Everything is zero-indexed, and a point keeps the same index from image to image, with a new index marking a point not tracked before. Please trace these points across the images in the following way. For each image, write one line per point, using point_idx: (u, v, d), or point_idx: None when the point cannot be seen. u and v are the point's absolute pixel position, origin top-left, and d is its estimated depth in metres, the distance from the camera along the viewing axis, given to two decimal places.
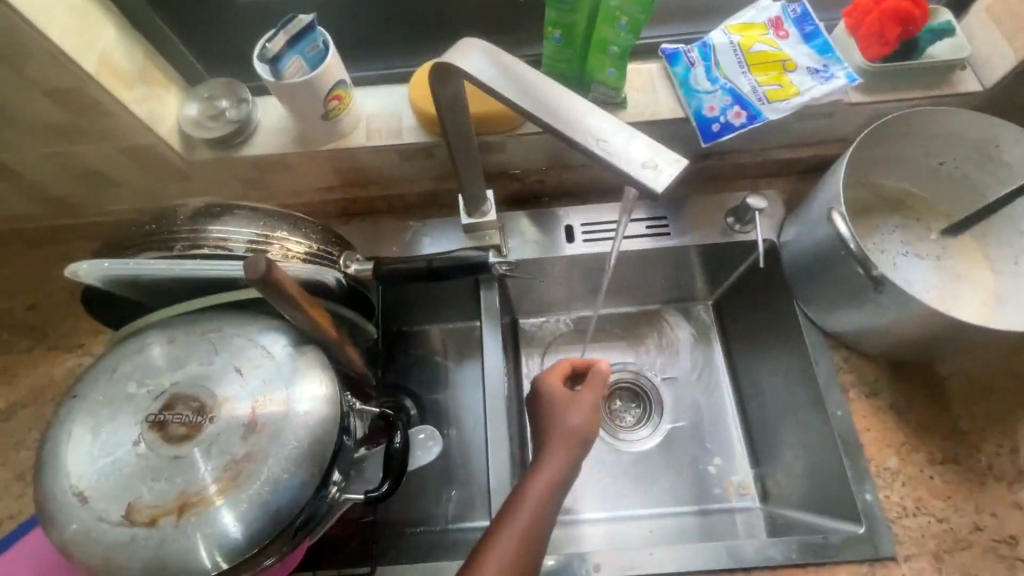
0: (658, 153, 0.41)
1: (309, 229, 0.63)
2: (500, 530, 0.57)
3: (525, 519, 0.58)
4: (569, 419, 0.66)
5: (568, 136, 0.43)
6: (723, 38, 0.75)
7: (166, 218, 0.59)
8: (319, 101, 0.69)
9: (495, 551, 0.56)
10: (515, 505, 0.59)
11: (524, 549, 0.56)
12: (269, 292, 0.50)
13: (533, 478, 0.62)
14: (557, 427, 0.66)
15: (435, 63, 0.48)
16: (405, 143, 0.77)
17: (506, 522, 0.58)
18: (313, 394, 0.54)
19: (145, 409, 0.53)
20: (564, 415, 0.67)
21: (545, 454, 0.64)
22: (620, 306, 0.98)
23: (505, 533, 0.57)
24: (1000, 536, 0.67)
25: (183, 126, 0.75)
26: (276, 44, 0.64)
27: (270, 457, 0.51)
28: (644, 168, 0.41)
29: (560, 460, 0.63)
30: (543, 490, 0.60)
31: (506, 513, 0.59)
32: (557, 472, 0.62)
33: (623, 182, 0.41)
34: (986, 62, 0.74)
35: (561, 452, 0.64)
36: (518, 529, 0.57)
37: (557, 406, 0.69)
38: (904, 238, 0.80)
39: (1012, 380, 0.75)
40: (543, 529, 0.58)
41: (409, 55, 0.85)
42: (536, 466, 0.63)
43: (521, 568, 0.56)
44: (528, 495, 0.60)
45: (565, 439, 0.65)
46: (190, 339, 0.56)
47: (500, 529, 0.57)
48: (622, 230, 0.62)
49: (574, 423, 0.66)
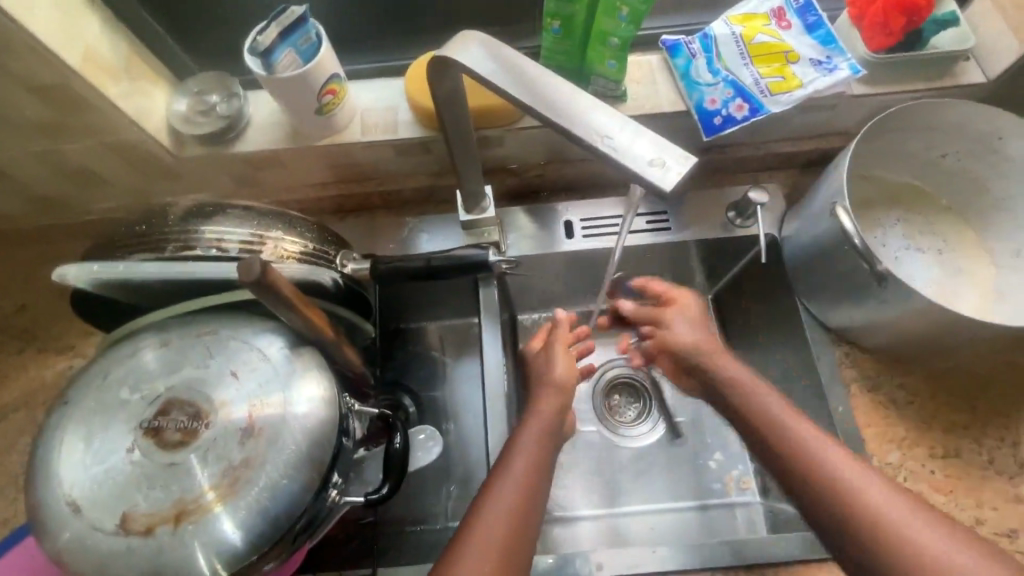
0: (665, 150, 0.40)
1: (304, 228, 0.62)
2: (499, 474, 0.60)
3: (523, 467, 0.60)
4: (553, 374, 0.71)
5: (571, 133, 0.42)
6: (724, 29, 0.74)
7: (156, 218, 0.58)
8: (312, 96, 0.67)
9: (497, 498, 0.57)
10: (510, 453, 0.62)
11: (525, 495, 0.58)
12: (264, 294, 0.49)
13: (524, 428, 0.65)
14: (544, 383, 0.70)
15: (434, 56, 0.47)
16: (401, 138, 0.76)
17: (506, 472, 0.60)
18: (311, 396, 0.53)
19: (139, 415, 0.51)
20: (550, 371, 0.71)
21: (534, 408, 0.68)
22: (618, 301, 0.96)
23: (505, 482, 0.59)
24: (1000, 530, 0.67)
25: (172, 122, 0.73)
26: (268, 37, 0.62)
27: (268, 463, 0.50)
28: (651, 165, 0.39)
29: (550, 413, 0.67)
30: (534, 437, 0.64)
31: (503, 459, 0.62)
32: (546, 421, 0.66)
33: (629, 181, 0.40)
34: (990, 53, 0.73)
35: (549, 404, 0.68)
36: (518, 475, 0.59)
37: (539, 362, 0.73)
38: (905, 231, 0.80)
39: (1013, 372, 0.74)
40: (542, 475, 0.61)
41: (404, 47, 0.83)
42: (526, 420, 0.66)
43: (525, 512, 0.57)
44: (521, 445, 0.63)
45: (556, 393, 0.69)
46: (184, 342, 0.55)
47: (498, 479, 0.59)
48: (627, 225, 0.61)
49: (558, 376, 0.70)
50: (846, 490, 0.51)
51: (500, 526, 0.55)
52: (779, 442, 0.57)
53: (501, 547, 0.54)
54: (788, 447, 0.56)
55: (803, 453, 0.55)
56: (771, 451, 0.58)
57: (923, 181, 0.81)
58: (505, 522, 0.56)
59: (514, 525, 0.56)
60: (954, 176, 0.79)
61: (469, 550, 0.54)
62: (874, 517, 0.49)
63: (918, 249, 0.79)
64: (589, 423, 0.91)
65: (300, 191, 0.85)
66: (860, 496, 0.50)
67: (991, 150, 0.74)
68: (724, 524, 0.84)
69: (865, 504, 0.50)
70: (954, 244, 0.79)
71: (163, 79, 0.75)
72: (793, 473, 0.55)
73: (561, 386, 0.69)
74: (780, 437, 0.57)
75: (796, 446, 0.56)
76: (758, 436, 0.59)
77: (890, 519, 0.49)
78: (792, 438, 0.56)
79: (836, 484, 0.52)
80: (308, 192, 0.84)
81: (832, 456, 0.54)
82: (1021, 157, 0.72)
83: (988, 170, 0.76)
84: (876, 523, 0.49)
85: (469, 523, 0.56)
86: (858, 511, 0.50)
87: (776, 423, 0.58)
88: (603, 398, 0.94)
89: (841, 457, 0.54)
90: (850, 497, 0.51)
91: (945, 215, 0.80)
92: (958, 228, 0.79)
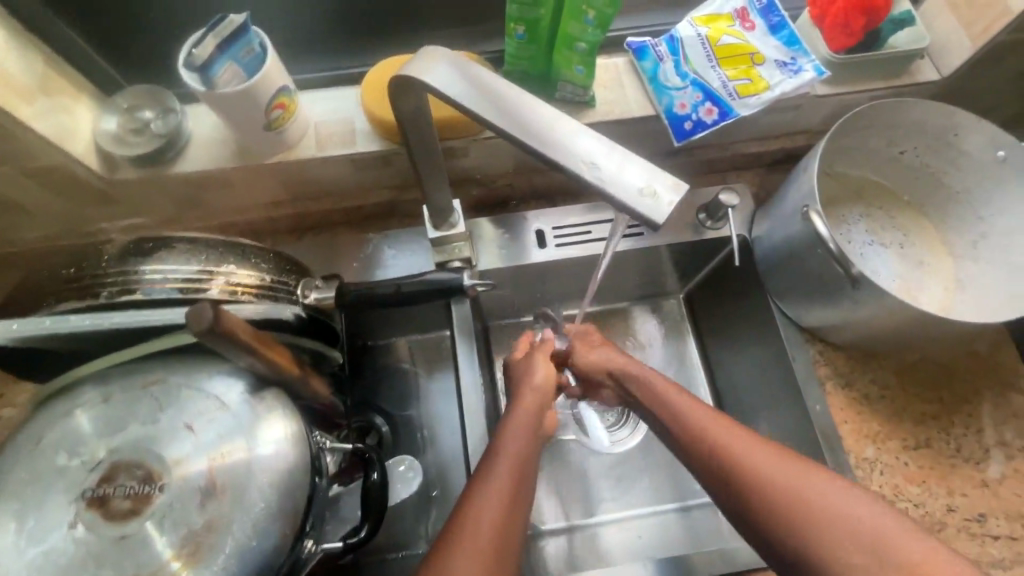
0: (655, 177, 0.38)
1: (260, 257, 0.57)
2: (481, 482, 0.55)
3: (507, 468, 0.56)
4: (530, 380, 0.68)
5: (554, 160, 0.40)
6: (690, 31, 0.73)
7: (87, 259, 0.52)
8: (261, 111, 0.62)
9: (483, 500, 0.53)
10: (492, 458, 0.58)
11: (511, 495, 0.54)
12: (218, 342, 0.44)
13: (504, 432, 0.61)
14: (524, 386, 0.68)
15: (397, 76, 0.44)
16: (360, 151, 0.71)
17: (490, 476, 0.56)
18: (278, 445, 0.49)
19: (80, 484, 0.46)
20: (527, 375, 0.69)
21: (513, 412, 0.64)
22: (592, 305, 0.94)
23: (492, 481, 0.55)
24: (970, 515, 0.70)
25: (101, 143, 0.66)
26: (206, 50, 0.56)
27: (234, 525, 0.46)
28: (642, 195, 0.38)
29: (529, 414, 0.63)
30: (518, 439, 0.60)
31: (484, 465, 0.57)
32: (527, 422, 0.62)
33: (621, 211, 0.38)
34: (944, 51, 0.74)
35: (525, 408, 0.64)
36: (502, 477, 0.55)
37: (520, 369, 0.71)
38: (869, 227, 0.81)
39: (973, 360, 0.77)
40: (526, 475, 0.57)
41: (357, 51, 0.78)
42: (505, 425, 0.62)
43: (510, 525, 0.53)
44: (503, 445, 0.59)
45: (534, 393, 0.67)
46: (129, 395, 0.49)
47: (482, 482, 0.55)
48: (614, 246, 0.57)
49: (538, 378, 0.68)
50: (765, 480, 0.49)
51: (489, 524, 0.52)
52: (698, 446, 0.54)
53: (490, 548, 0.51)
54: (704, 449, 0.53)
55: (719, 453, 0.52)
56: (693, 456, 0.55)
57: (883, 177, 0.83)
58: (494, 523, 0.52)
59: (503, 523, 0.52)
60: (912, 171, 0.81)
61: (457, 553, 0.50)
62: (796, 505, 0.47)
63: (881, 244, 0.80)
64: (570, 430, 0.89)
65: (251, 209, 0.78)
66: (779, 485, 0.48)
67: (947, 145, 0.75)
68: (706, 523, 0.85)
69: (786, 493, 0.47)
70: (914, 238, 0.81)
71: (87, 96, 0.67)
72: (715, 475, 0.52)
73: (540, 386, 0.68)
74: (698, 441, 0.54)
75: (711, 446, 0.53)
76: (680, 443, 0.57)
77: (815, 503, 0.46)
78: (707, 437, 0.54)
79: (755, 478, 0.49)
80: (261, 210, 0.79)
81: (744, 449, 0.51)
82: (975, 153, 0.74)
83: (945, 166, 0.78)
84: (800, 510, 0.46)
85: (454, 528, 0.52)
86: (782, 500, 0.47)
87: (688, 427, 0.56)
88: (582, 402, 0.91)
89: (756, 451, 0.51)
90: (768, 489, 0.48)
91: (904, 208, 0.82)
92: (917, 222, 0.81)
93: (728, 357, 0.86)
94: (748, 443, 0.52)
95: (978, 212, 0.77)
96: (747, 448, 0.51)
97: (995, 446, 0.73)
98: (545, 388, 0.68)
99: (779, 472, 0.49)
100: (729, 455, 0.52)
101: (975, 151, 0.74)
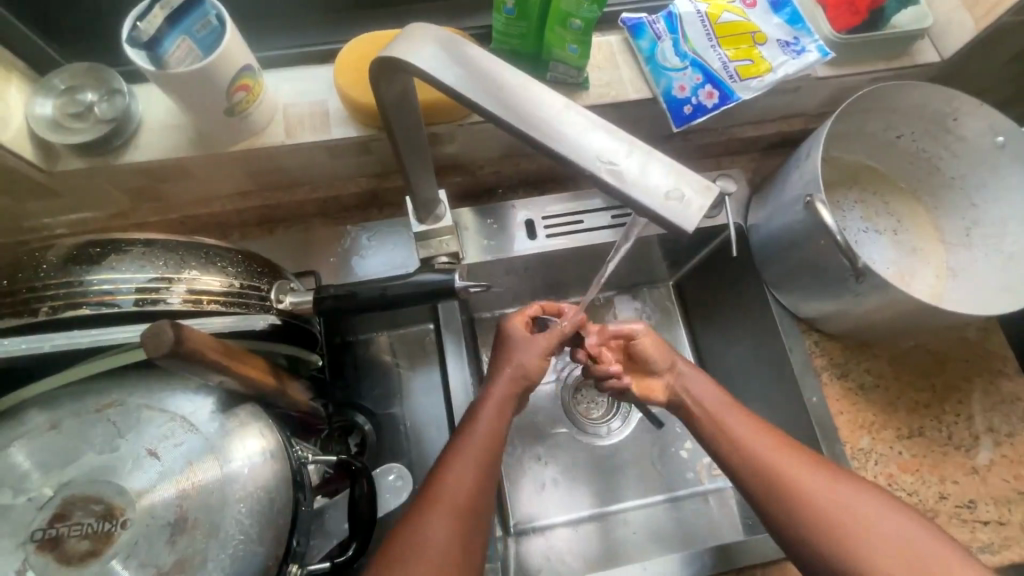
0: (683, 178, 0.35)
1: (226, 261, 0.52)
2: (454, 455, 0.55)
3: (486, 433, 0.56)
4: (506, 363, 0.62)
5: (570, 163, 0.36)
6: (690, 7, 0.69)
7: (23, 268, 0.46)
8: (221, 93, 0.55)
9: (459, 465, 0.54)
10: (467, 430, 0.57)
11: (484, 463, 0.55)
12: (182, 363, 0.39)
13: (481, 407, 0.59)
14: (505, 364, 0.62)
15: (378, 57, 0.39)
16: (334, 138, 0.65)
17: (462, 445, 0.55)
18: (249, 477, 0.44)
19: (28, 524, 0.41)
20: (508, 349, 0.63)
21: (491, 385, 0.60)
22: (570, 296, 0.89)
23: (468, 443, 0.56)
24: (961, 502, 0.70)
25: (37, 130, 0.58)
26: (153, 23, 0.51)
27: (209, 560, 0.42)
28: (669, 200, 0.34)
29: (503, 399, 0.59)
30: (495, 417, 0.58)
31: (460, 436, 0.57)
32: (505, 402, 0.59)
33: (645, 220, 0.35)
34: (943, 32, 0.72)
35: (504, 385, 0.60)
36: (477, 449, 0.55)
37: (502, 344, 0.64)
38: (864, 213, 0.80)
39: (963, 347, 0.78)
40: (500, 448, 0.57)
41: (328, 26, 0.71)
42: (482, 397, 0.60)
43: (480, 498, 0.53)
44: (481, 415, 0.58)
45: (510, 376, 0.61)
46: (80, 421, 0.43)
47: (459, 447, 0.55)
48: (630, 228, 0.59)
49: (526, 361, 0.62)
50: (829, 510, 0.51)
51: (465, 484, 0.53)
52: (747, 472, 0.55)
53: (462, 512, 0.52)
54: (756, 477, 0.54)
55: (777, 480, 0.53)
56: (740, 477, 0.56)
57: (878, 161, 0.81)
58: (467, 487, 0.53)
59: (477, 486, 0.53)
60: (909, 156, 0.79)
61: (434, 518, 0.51)
62: (855, 534, 0.49)
63: (876, 231, 0.79)
64: (559, 425, 0.87)
65: (212, 201, 0.71)
66: (842, 512, 0.51)
67: (946, 130, 0.73)
68: (697, 514, 0.83)
69: (846, 522, 0.50)
70: (907, 224, 0.79)
71: (18, 75, 0.59)
72: (772, 502, 0.53)
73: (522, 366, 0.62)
74: (749, 466, 0.55)
75: (769, 475, 0.54)
76: (729, 465, 0.57)
77: (881, 533, 0.49)
78: (766, 462, 0.54)
79: (802, 490, 0.52)
80: (225, 200, 0.72)
81: (807, 479, 0.53)
82: (973, 138, 0.72)
83: (940, 151, 0.76)
84: (858, 537, 0.49)
85: (430, 492, 0.53)
86: (844, 530, 0.50)
87: (749, 453, 0.55)
88: (571, 393, 0.89)
89: (803, 468, 0.53)
90: (833, 515, 0.51)
91: (898, 193, 0.81)
92: (911, 208, 0.80)
93: (722, 346, 0.84)
94: (792, 457, 0.54)
95: (973, 199, 0.76)
96: (815, 476, 0.53)
97: (985, 433, 0.73)
98: (531, 370, 0.62)
99: (840, 502, 0.51)
100: (773, 469, 0.54)
101: (973, 136, 0.72)
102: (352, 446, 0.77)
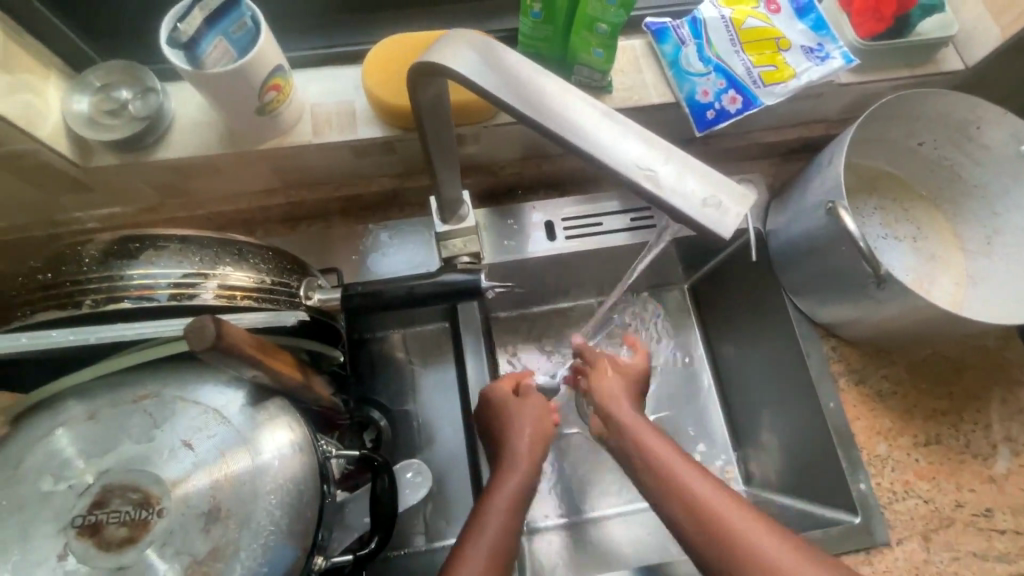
0: (719, 187, 0.35)
1: (258, 257, 0.53)
2: (470, 537, 0.55)
3: (501, 513, 0.56)
4: (518, 439, 0.63)
5: (612, 174, 0.36)
6: (714, 12, 0.69)
7: (65, 262, 0.47)
8: (255, 92, 0.56)
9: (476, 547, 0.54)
10: (482, 511, 0.57)
11: (500, 540, 0.55)
12: (219, 357, 0.40)
13: (496, 488, 0.59)
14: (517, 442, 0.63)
15: (417, 62, 0.40)
16: (361, 138, 0.66)
17: (480, 526, 0.55)
18: (276, 473, 0.44)
19: (69, 510, 0.42)
20: (520, 422, 0.65)
21: (505, 467, 0.61)
22: (584, 297, 0.90)
23: (485, 525, 0.55)
24: (978, 510, 0.70)
25: (72, 126, 0.60)
26: (191, 24, 0.51)
27: (242, 550, 0.43)
28: (706, 207, 0.35)
29: (519, 475, 0.60)
30: (508, 499, 0.57)
31: (476, 519, 0.56)
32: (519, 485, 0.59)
33: (683, 226, 0.35)
34: (969, 40, 0.72)
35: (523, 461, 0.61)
36: (494, 530, 0.55)
37: (509, 418, 0.65)
38: (883, 219, 0.80)
39: (981, 357, 0.77)
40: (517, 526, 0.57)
41: (356, 28, 0.72)
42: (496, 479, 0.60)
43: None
44: (497, 499, 0.58)
45: (524, 458, 0.62)
46: (119, 411, 0.45)
47: (474, 531, 0.55)
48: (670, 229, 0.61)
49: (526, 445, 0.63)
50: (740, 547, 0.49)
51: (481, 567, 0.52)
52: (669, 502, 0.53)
53: None
54: (677, 506, 0.52)
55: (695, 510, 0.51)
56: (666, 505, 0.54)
57: (899, 168, 0.81)
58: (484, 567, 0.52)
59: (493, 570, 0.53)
60: (930, 163, 0.79)
61: None
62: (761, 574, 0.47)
63: (895, 238, 0.79)
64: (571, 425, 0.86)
65: (238, 198, 0.73)
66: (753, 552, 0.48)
67: (967, 138, 0.73)
68: None
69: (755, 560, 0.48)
70: (927, 231, 0.79)
71: (56, 73, 0.61)
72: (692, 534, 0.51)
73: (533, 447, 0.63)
74: (671, 494, 0.53)
75: (692, 506, 0.52)
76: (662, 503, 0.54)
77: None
78: (687, 491, 0.52)
79: (718, 521, 0.50)
80: (250, 197, 0.73)
81: (730, 513, 0.51)
82: (996, 147, 0.72)
83: (963, 159, 0.76)
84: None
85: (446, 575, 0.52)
86: None
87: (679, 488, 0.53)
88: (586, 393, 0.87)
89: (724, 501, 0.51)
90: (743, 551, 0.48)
91: (918, 201, 0.81)
92: (930, 215, 0.80)
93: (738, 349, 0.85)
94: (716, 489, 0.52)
95: (994, 208, 0.75)
96: (736, 509, 0.51)
97: (1002, 442, 0.73)
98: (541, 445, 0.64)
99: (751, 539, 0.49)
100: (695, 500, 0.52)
101: (996, 145, 0.72)
102: (368, 442, 0.78)
